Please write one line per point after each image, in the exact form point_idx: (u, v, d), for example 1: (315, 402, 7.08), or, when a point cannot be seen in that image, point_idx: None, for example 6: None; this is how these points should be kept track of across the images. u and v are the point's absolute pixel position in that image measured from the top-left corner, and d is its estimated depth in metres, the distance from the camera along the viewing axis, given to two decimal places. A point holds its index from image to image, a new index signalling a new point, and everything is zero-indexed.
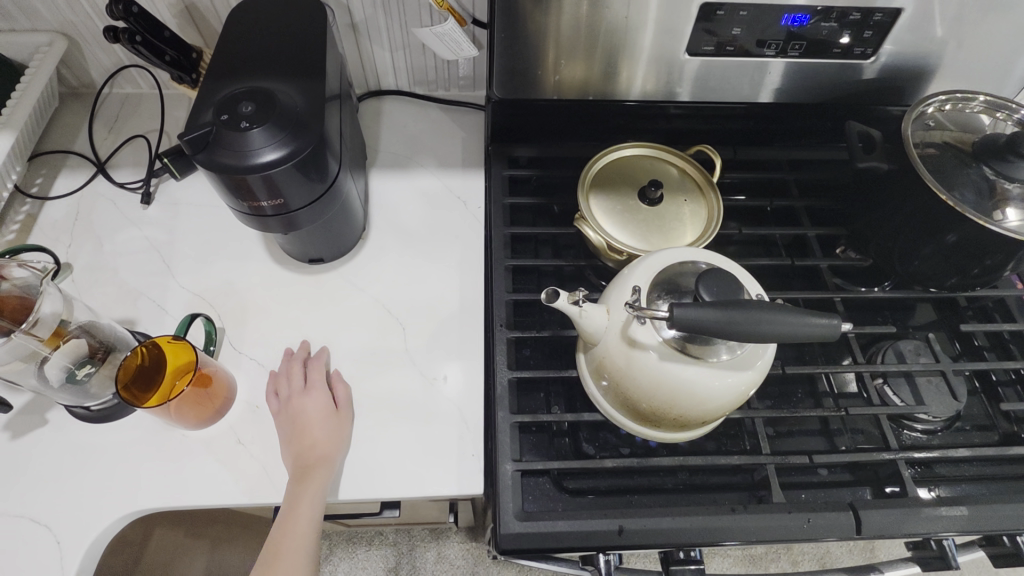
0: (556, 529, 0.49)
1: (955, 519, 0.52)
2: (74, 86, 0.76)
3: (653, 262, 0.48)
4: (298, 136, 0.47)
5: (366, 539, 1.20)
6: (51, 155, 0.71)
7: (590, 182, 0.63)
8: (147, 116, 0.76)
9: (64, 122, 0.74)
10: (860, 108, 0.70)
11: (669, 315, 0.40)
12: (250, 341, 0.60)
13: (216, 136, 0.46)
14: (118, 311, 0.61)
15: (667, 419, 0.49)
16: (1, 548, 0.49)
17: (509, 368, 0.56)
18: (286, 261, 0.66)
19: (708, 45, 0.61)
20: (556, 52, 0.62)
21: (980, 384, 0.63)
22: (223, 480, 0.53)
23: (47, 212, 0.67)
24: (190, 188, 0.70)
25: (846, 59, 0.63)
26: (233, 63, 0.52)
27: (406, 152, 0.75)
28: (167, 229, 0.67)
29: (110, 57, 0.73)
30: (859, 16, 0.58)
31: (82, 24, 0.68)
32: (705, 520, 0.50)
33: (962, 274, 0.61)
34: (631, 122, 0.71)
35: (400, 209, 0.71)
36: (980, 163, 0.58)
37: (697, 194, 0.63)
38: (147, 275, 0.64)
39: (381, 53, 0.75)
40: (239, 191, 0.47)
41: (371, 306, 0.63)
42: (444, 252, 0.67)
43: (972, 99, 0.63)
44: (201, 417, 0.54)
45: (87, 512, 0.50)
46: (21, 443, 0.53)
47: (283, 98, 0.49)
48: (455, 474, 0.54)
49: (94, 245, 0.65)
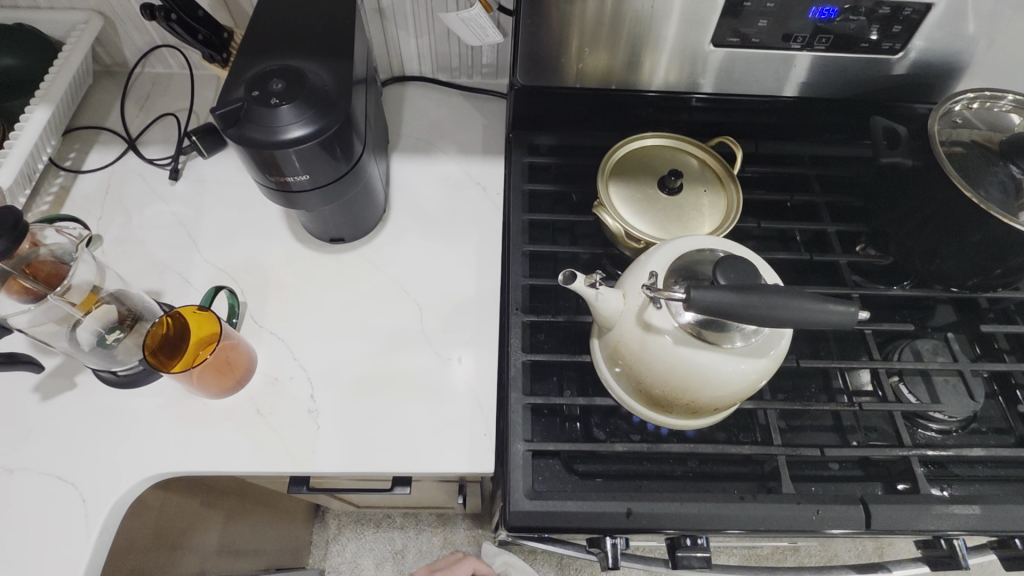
0: (565, 509, 0.50)
1: (966, 518, 0.52)
2: (107, 64, 0.78)
3: (670, 248, 0.49)
4: (325, 114, 0.48)
5: (375, 521, 1.23)
6: (84, 131, 0.73)
7: (610, 171, 0.63)
8: (176, 96, 0.77)
9: (97, 99, 0.76)
10: (885, 105, 0.69)
11: (686, 298, 0.40)
12: (271, 316, 0.62)
13: (246, 111, 0.48)
14: (145, 282, 0.63)
15: (680, 405, 0.49)
16: (29, 503, 0.51)
17: (523, 351, 0.56)
18: (307, 240, 0.67)
19: (733, 36, 0.61)
20: (580, 40, 0.62)
21: (998, 387, 0.62)
22: (242, 448, 0.54)
23: (79, 186, 0.69)
24: (216, 167, 0.72)
25: (874, 54, 0.62)
26: (263, 41, 0.53)
27: (428, 138, 0.76)
28: (194, 205, 0.69)
29: (143, 37, 0.75)
30: (889, 11, 0.57)
31: (118, 3, 0.70)
32: (713, 507, 0.50)
33: (984, 273, 0.61)
34: (653, 113, 0.71)
35: (420, 193, 0.71)
36: (1007, 162, 0.57)
37: (716, 185, 0.63)
38: (174, 249, 0.65)
39: (406, 39, 0.75)
40: (267, 166, 0.49)
41: (390, 286, 0.64)
42: (463, 236, 0.68)
43: (1001, 98, 0.62)
44: (222, 385, 0.55)
45: (112, 473, 0.52)
46: (52, 405, 0.55)
47: (312, 76, 0.50)
48: (468, 452, 0.55)
49: (123, 219, 0.67)
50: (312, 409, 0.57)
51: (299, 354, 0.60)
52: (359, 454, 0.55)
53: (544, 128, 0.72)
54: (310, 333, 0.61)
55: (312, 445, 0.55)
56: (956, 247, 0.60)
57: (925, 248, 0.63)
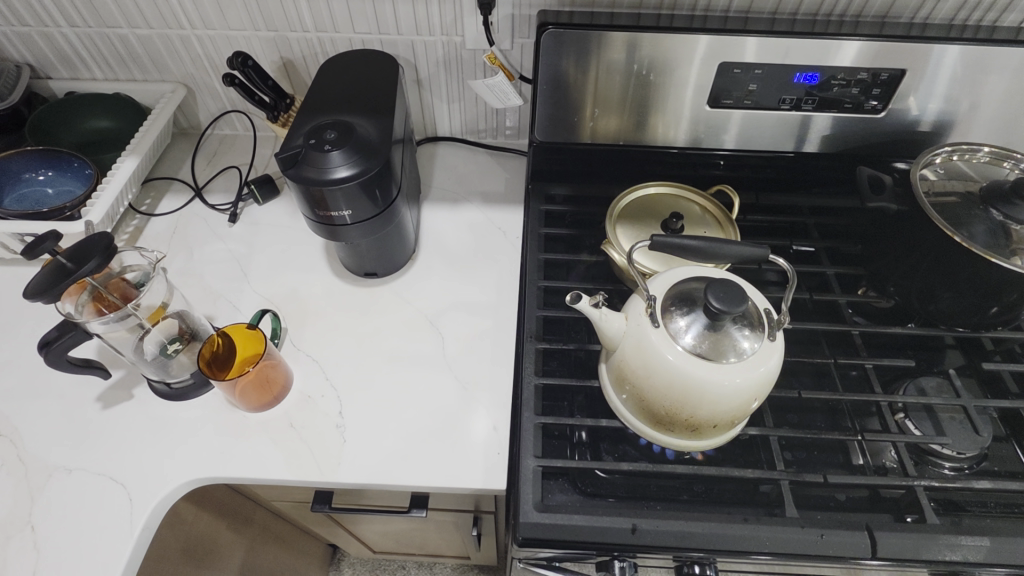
0: (573, 522, 0.53)
1: (975, 549, 0.52)
2: (184, 127, 0.91)
3: (668, 277, 0.54)
4: (367, 159, 0.57)
5: (389, 571, 1.25)
6: (159, 182, 0.84)
7: (617, 215, 0.71)
8: (239, 153, 0.89)
9: (173, 156, 0.89)
10: (873, 159, 0.76)
11: (706, 306, 0.48)
12: (309, 340, 0.68)
13: (304, 155, 0.56)
14: (200, 308, 0.71)
15: (680, 423, 0.53)
16: (81, 500, 0.56)
17: (536, 375, 0.60)
18: (345, 275, 0.74)
19: (728, 98, 0.70)
20: (593, 104, 0.72)
21: (1009, 429, 0.61)
22: (275, 457, 0.59)
23: (152, 226, 0.79)
24: (269, 212, 0.81)
25: (860, 112, 0.70)
26: (321, 102, 0.63)
27: (455, 189, 0.85)
28: (247, 244, 0.77)
29: (217, 103, 0.88)
30: (867, 76, 0.67)
31: (200, 76, 0.83)
32: (715, 527, 0.52)
33: (981, 313, 0.63)
34: (658, 166, 0.79)
35: (447, 236, 0.79)
36: (987, 207, 0.61)
37: (717, 228, 0.70)
38: (227, 281, 0.73)
39: (439, 104, 0.86)
40: (316, 201, 0.57)
41: (415, 316, 0.70)
42: (483, 273, 0.75)
43: (978, 151, 0.67)
44: (261, 400, 0.61)
45: (157, 477, 0.58)
46: (112, 412, 0.62)
47: (359, 128, 0.59)
48: (482, 471, 0.58)
49: (185, 255, 0.76)
50: (340, 424, 0.62)
51: (330, 374, 0.65)
52: (380, 468, 0.59)
53: (560, 180, 0.80)
54: (340, 356, 0.67)
55: (337, 457, 0.59)
56: (950, 286, 0.62)
57: (922, 290, 0.65)
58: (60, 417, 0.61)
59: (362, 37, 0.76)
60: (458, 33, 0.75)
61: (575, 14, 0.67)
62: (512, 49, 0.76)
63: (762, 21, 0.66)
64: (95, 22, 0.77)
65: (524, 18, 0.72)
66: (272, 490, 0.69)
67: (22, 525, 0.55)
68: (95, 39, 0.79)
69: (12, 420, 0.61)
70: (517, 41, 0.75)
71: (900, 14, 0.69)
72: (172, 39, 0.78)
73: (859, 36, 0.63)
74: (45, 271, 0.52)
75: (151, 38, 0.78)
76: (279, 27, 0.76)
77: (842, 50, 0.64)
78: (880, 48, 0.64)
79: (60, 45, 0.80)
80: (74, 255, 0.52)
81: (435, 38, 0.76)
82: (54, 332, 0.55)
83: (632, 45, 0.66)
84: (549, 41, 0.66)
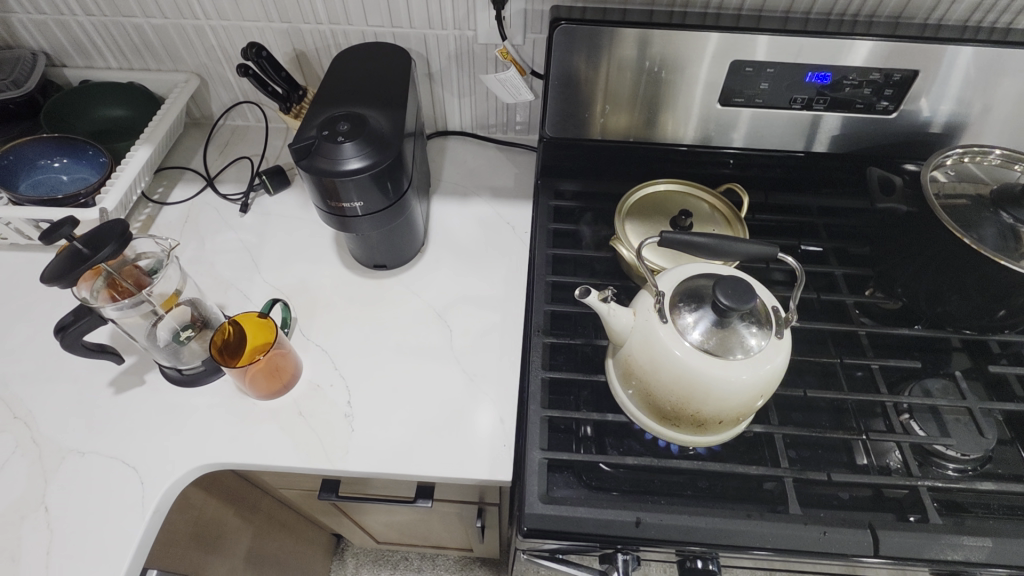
0: (577, 514, 0.53)
1: (977, 549, 0.52)
2: (196, 117, 0.92)
3: (677, 274, 0.55)
4: (379, 151, 0.58)
5: (391, 564, 1.26)
6: (171, 171, 0.85)
7: (626, 212, 0.71)
8: (250, 143, 0.90)
9: (185, 146, 0.89)
10: (883, 160, 0.76)
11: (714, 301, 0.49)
12: (318, 331, 0.69)
13: (317, 147, 0.57)
14: (212, 296, 0.71)
15: (686, 418, 0.53)
16: (94, 483, 0.57)
17: (543, 368, 0.61)
18: (354, 266, 0.75)
19: (739, 97, 0.70)
20: (605, 101, 0.72)
21: (1014, 431, 0.62)
22: (284, 444, 0.60)
23: (164, 215, 0.80)
24: (280, 203, 0.82)
25: (871, 113, 0.70)
26: (334, 94, 0.64)
27: (465, 183, 0.85)
28: (258, 234, 0.78)
29: (229, 94, 0.89)
30: (879, 77, 0.66)
31: (213, 66, 0.84)
32: (718, 522, 0.53)
33: (988, 315, 0.63)
34: (668, 164, 0.79)
35: (456, 230, 0.80)
36: (997, 209, 0.61)
37: (726, 226, 0.71)
38: (238, 270, 0.74)
39: (450, 98, 0.86)
40: (328, 192, 0.57)
41: (422, 309, 0.71)
42: (492, 268, 0.75)
43: (989, 153, 0.67)
44: (272, 388, 0.62)
45: (169, 461, 0.58)
46: (124, 398, 0.63)
47: (371, 121, 0.60)
48: (488, 462, 0.59)
49: (196, 243, 0.77)
50: (347, 414, 0.62)
51: (339, 364, 0.66)
52: (386, 458, 0.59)
53: (569, 176, 0.80)
54: (349, 346, 0.67)
55: (344, 446, 0.60)
56: (957, 288, 0.62)
57: (929, 292, 0.65)
58: (74, 401, 0.62)
59: (374, 30, 0.77)
60: (470, 27, 0.76)
61: (587, 11, 0.67)
62: (524, 44, 0.77)
63: (775, 20, 0.66)
64: (111, 12, 0.77)
65: (537, 13, 0.72)
66: (280, 477, 0.70)
67: (36, 505, 0.56)
68: (110, 27, 0.79)
69: (27, 403, 0.62)
70: (528, 36, 0.75)
71: (914, 15, 0.69)
72: (186, 29, 0.79)
73: (871, 36, 0.63)
74: (60, 257, 0.52)
75: (166, 28, 0.79)
76: (292, 18, 0.76)
77: (855, 50, 0.63)
78: (893, 48, 0.63)
79: (76, 34, 0.81)
80: (89, 241, 0.53)
81: (446, 32, 0.76)
82: (69, 317, 0.56)
83: (643, 42, 0.66)
84: (561, 36, 0.66)
